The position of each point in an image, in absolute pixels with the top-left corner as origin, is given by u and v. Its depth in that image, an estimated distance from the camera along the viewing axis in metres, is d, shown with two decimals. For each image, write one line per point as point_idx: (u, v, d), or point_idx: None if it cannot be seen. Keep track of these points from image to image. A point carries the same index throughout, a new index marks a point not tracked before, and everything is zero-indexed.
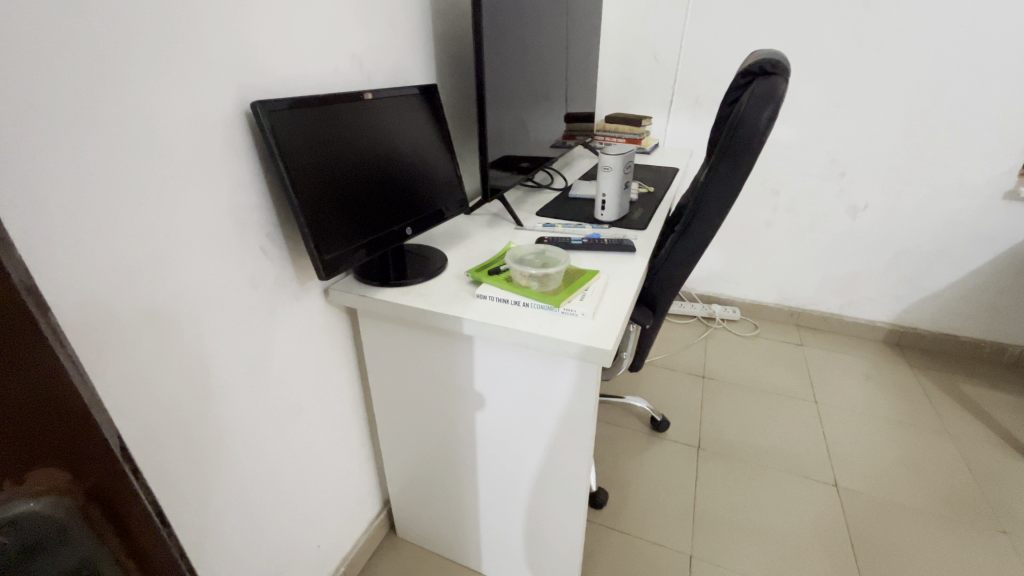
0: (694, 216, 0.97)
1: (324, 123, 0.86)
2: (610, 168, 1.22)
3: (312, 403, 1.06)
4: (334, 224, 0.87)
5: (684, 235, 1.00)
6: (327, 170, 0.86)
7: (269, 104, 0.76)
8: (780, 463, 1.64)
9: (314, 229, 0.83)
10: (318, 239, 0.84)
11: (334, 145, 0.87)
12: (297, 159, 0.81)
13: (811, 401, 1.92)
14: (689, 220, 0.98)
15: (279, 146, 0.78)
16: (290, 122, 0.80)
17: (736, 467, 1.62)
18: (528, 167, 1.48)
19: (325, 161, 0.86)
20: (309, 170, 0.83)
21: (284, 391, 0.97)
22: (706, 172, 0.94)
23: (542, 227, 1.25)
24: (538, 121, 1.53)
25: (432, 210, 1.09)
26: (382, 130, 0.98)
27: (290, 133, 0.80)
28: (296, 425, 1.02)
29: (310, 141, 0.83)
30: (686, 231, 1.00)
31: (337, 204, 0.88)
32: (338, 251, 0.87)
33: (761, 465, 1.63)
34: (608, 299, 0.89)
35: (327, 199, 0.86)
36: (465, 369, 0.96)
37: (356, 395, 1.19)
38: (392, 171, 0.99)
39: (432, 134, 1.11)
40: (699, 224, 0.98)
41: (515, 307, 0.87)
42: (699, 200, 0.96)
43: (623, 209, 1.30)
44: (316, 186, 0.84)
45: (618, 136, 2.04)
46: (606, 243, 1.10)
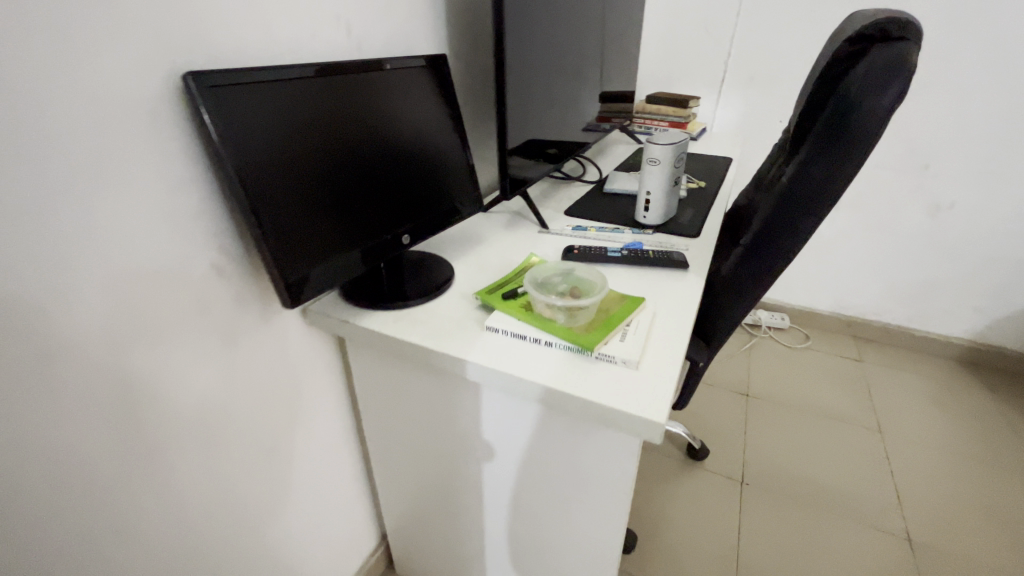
0: (775, 227, 0.77)
1: (295, 103, 0.66)
2: (657, 163, 1.00)
3: (293, 441, 0.88)
4: (307, 235, 0.68)
5: (762, 250, 0.79)
6: (297, 164, 0.66)
7: (209, 77, 0.56)
8: (839, 506, 1.42)
9: (278, 242, 0.64)
10: (283, 254, 0.65)
11: (308, 131, 0.67)
12: (253, 150, 0.62)
13: (874, 431, 1.66)
14: (770, 233, 0.77)
15: (229, 135, 0.58)
16: (246, 102, 0.60)
17: (787, 509, 1.40)
18: (556, 154, 1.25)
19: (296, 153, 0.66)
20: (272, 165, 0.63)
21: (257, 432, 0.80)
22: (795, 172, 0.73)
23: (571, 231, 1.05)
24: (569, 101, 1.29)
25: (437, 212, 0.88)
26: (375, 113, 0.77)
27: (245, 116, 0.60)
28: (272, 468, 0.85)
29: (274, 126, 0.64)
30: (765, 246, 0.79)
31: (311, 207, 0.68)
32: (312, 269, 0.68)
33: (816, 508, 1.41)
34: (658, 339, 0.69)
35: (297, 202, 0.66)
36: (470, 415, 0.77)
37: (346, 425, 1.02)
38: (386, 164, 0.79)
39: (440, 117, 0.90)
40: (782, 238, 0.77)
41: (535, 346, 0.68)
42: (783, 207, 0.75)
43: (670, 210, 1.07)
44: (281, 186, 0.64)
45: (661, 119, 1.78)
46: (651, 257, 0.89)
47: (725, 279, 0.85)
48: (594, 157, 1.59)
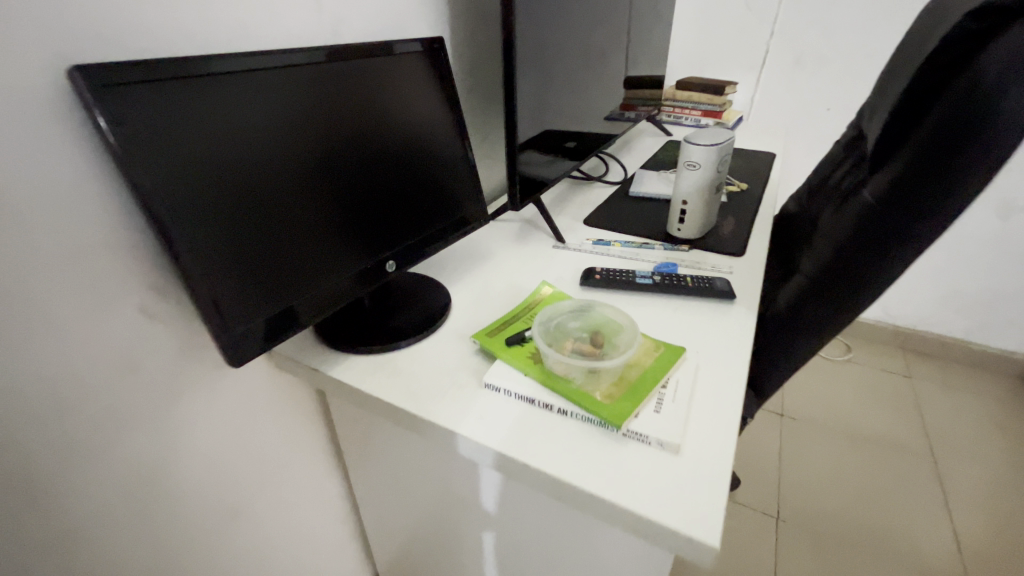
0: (853, 263, 0.62)
1: (239, 105, 0.51)
2: (697, 167, 0.83)
3: (266, 498, 0.75)
4: (256, 275, 0.54)
5: (833, 290, 0.65)
6: (244, 185, 0.52)
7: (103, 73, 0.42)
8: (891, 550, 1.26)
9: (217, 285, 0.51)
10: (225, 300, 0.52)
11: (258, 140, 0.53)
12: (177, 169, 0.47)
13: (928, 460, 1.49)
14: (846, 271, 0.63)
15: (140, 153, 0.44)
16: (166, 107, 0.46)
17: (832, 552, 1.25)
18: (574, 150, 1.09)
19: (241, 171, 0.52)
20: (206, 188, 0.49)
21: (218, 497, 0.67)
22: (882, 197, 0.59)
23: (592, 246, 0.89)
24: (590, 89, 1.12)
25: (431, 230, 0.73)
26: (351, 112, 0.61)
27: (165, 126, 0.46)
28: (244, 530, 0.73)
29: (209, 137, 0.49)
30: (837, 285, 0.64)
31: (260, 238, 0.54)
32: (261, 316, 0.54)
33: (865, 551, 1.25)
34: (702, 406, 0.54)
35: (243, 233, 0.53)
36: (470, 480, 0.64)
37: (334, 472, 0.88)
38: (365, 177, 0.64)
39: (440, 116, 0.73)
40: (861, 276, 0.62)
41: (546, 413, 0.54)
42: (865, 240, 0.61)
43: (709, 221, 0.91)
44: (220, 214, 0.50)
45: (694, 107, 1.59)
46: (690, 284, 0.74)
47: (782, 320, 0.71)
48: (618, 152, 1.41)
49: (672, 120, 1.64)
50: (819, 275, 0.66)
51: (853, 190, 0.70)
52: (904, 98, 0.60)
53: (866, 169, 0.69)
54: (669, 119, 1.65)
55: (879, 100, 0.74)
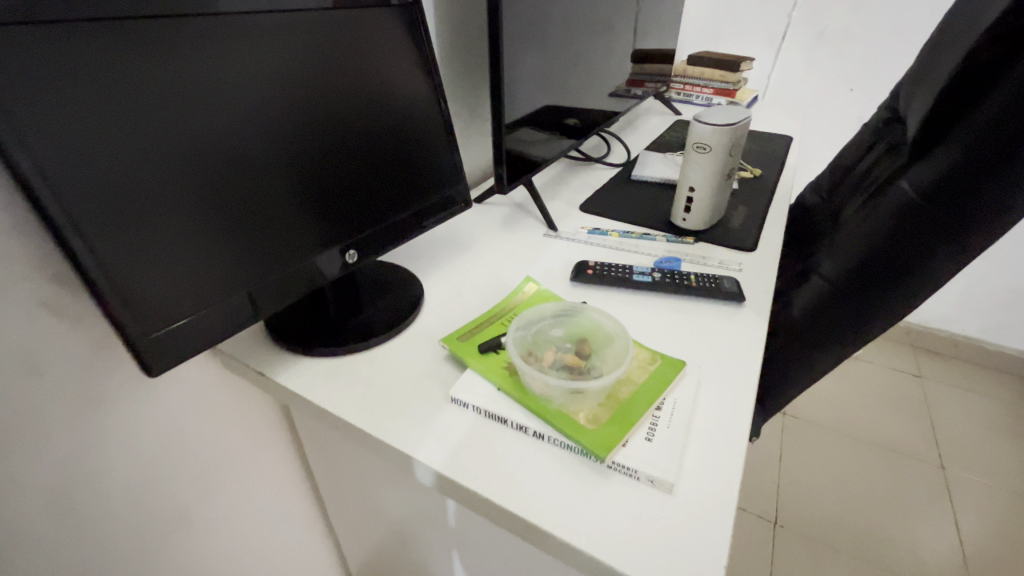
0: (883, 270, 0.54)
1: (150, 56, 0.40)
2: (708, 150, 0.73)
3: (224, 512, 0.68)
4: (179, 270, 0.45)
5: (859, 299, 0.57)
6: (160, 157, 0.42)
7: None
8: (894, 561, 1.20)
9: (128, 280, 0.42)
10: (139, 299, 0.43)
11: (177, 101, 0.42)
12: (66, 140, 0.37)
13: (936, 467, 1.42)
14: (875, 279, 0.55)
15: (10, 117, 0.35)
16: (44, 56, 0.36)
17: (832, 562, 1.19)
18: (574, 128, 0.99)
19: (154, 141, 0.42)
20: (107, 161, 0.40)
21: (164, 514, 0.60)
22: (929, 194, 0.50)
23: (587, 236, 0.80)
24: (593, 60, 1.01)
25: (407, 213, 0.63)
26: (306, 70, 0.50)
27: (46, 81, 0.36)
28: (202, 548, 0.66)
29: (109, 96, 0.39)
30: (865, 295, 0.56)
31: (185, 226, 0.45)
32: (185, 319, 0.45)
33: (867, 561, 1.19)
34: (702, 432, 0.46)
35: (161, 217, 0.43)
36: (439, 502, 0.57)
37: (300, 477, 0.81)
38: (325, 154, 0.54)
39: (419, 82, 0.61)
40: (890, 284, 0.54)
41: (518, 436, 0.46)
42: (901, 245, 0.53)
43: (718, 211, 0.82)
44: (127, 194, 0.41)
45: (706, 85, 1.47)
46: (694, 284, 0.65)
47: (796, 331, 0.63)
48: (622, 131, 1.31)
49: (682, 98, 1.53)
50: (843, 282, 0.58)
51: (887, 181, 0.61)
52: (968, 72, 0.50)
53: (905, 156, 0.59)
54: (679, 97, 1.53)
55: (924, 76, 0.64)
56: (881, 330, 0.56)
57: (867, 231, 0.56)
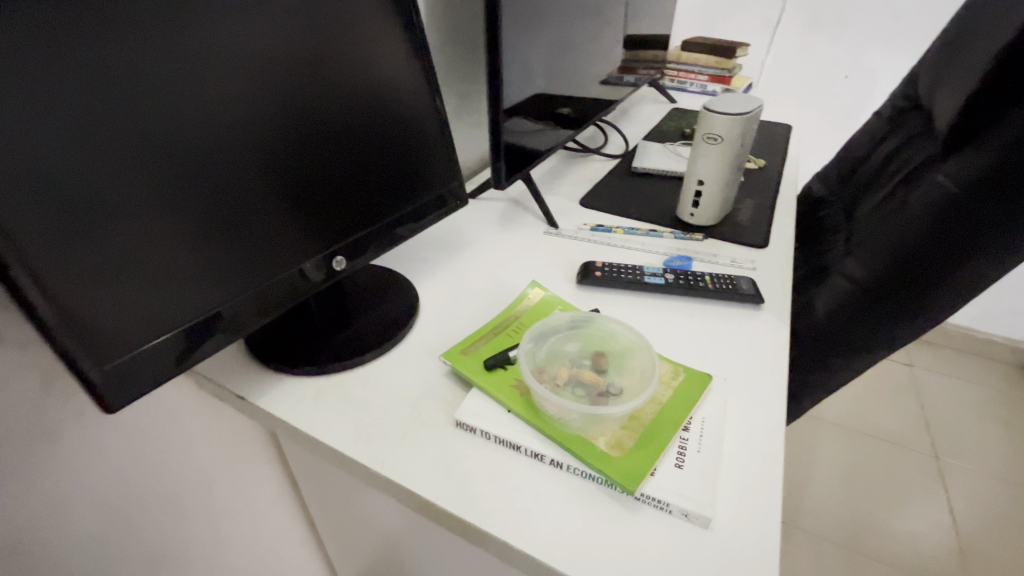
0: (916, 268, 0.52)
1: (92, 38, 0.34)
2: (719, 141, 0.69)
3: (201, 544, 0.62)
4: (142, 285, 0.39)
5: (885, 305, 0.55)
6: (112, 157, 0.36)
7: None
8: (888, 551, 1.18)
9: (76, 303, 0.36)
10: (91, 324, 0.37)
11: (127, 92, 0.36)
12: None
13: (929, 457, 1.40)
14: (906, 279, 0.52)
15: None
16: None
17: (826, 553, 1.17)
18: (569, 117, 0.93)
19: (104, 138, 0.35)
20: (44, 165, 0.33)
21: (133, 552, 0.53)
22: (971, 186, 0.48)
23: (590, 233, 0.75)
24: (588, 44, 0.96)
25: (400, 213, 0.57)
26: (283, 53, 0.44)
27: None
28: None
29: (40, 87, 0.32)
30: (892, 300, 0.54)
31: (145, 236, 0.39)
32: (150, 341, 0.40)
33: (861, 553, 1.17)
34: (733, 454, 0.42)
35: (113, 227, 0.37)
36: (443, 533, 0.52)
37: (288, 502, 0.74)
38: (310, 151, 0.48)
39: (410, 66, 0.55)
40: (918, 291, 0.52)
41: (533, 464, 0.41)
42: (936, 240, 0.50)
43: (727, 205, 0.78)
44: (74, 201, 0.35)
45: (700, 72, 1.43)
46: (709, 285, 0.61)
47: (817, 336, 0.61)
48: (616, 120, 1.26)
49: (676, 85, 1.48)
50: (870, 283, 0.55)
51: (909, 179, 0.59)
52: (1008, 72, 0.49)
53: (938, 150, 0.57)
54: (673, 84, 1.48)
55: (955, 65, 0.61)
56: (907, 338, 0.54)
57: (897, 227, 0.53)
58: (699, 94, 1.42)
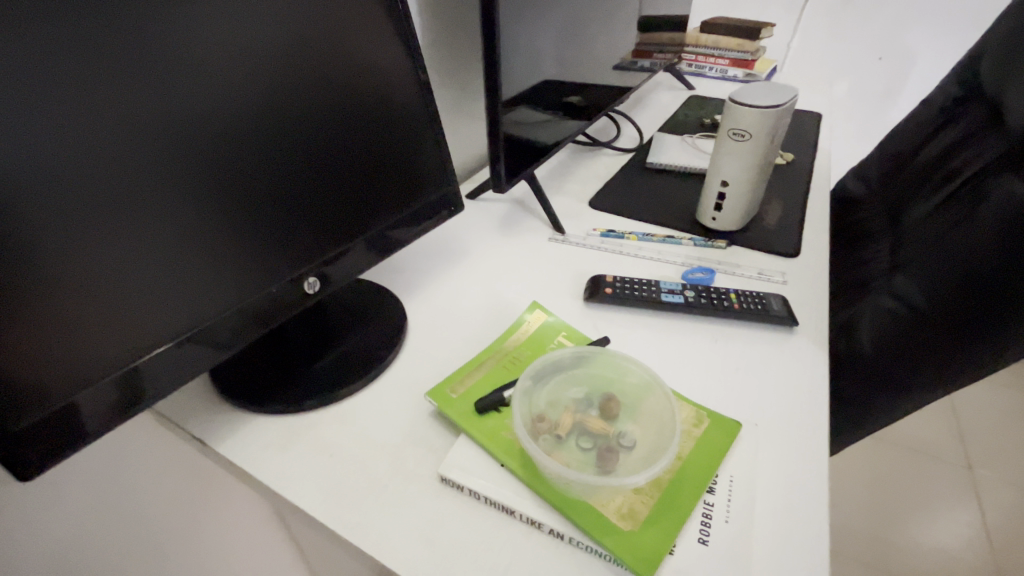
0: (986, 293, 0.48)
1: None
2: (747, 138, 0.60)
3: None
4: (60, 330, 0.32)
5: (949, 339, 0.51)
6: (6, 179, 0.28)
7: None
8: (913, 566, 1.06)
9: None
10: None
11: (21, 94, 0.28)
12: None
13: (960, 466, 1.25)
14: (976, 304, 0.49)
15: None
16: None
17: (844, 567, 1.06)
18: (580, 107, 0.85)
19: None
20: None
21: None
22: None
23: (599, 239, 0.68)
24: (599, 29, 0.87)
25: (384, 224, 0.49)
26: (231, 40, 0.35)
27: None
28: None
29: None
30: (957, 335, 0.50)
31: (61, 274, 0.31)
32: (72, 395, 0.33)
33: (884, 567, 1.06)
34: (770, 523, 0.35)
35: (15, 262, 0.29)
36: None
37: (269, 534, 0.68)
38: (279, 162, 0.40)
39: (394, 51, 0.46)
40: (983, 328, 0.48)
41: (531, 534, 0.35)
42: (1011, 263, 0.46)
43: (754, 208, 0.69)
44: None
45: (720, 55, 1.32)
46: (735, 305, 0.53)
47: (869, 369, 0.57)
48: (629, 110, 1.17)
49: (693, 70, 1.37)
50: (930, 309, 0.51)
51: (972, 194, 0.53)
52: None
53: (1012, 156, 0.51)
54: (690, 69, 1.38)
55: None
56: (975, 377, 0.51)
57: (963, 248, 0.49)
58: (719, 79, 1.32)
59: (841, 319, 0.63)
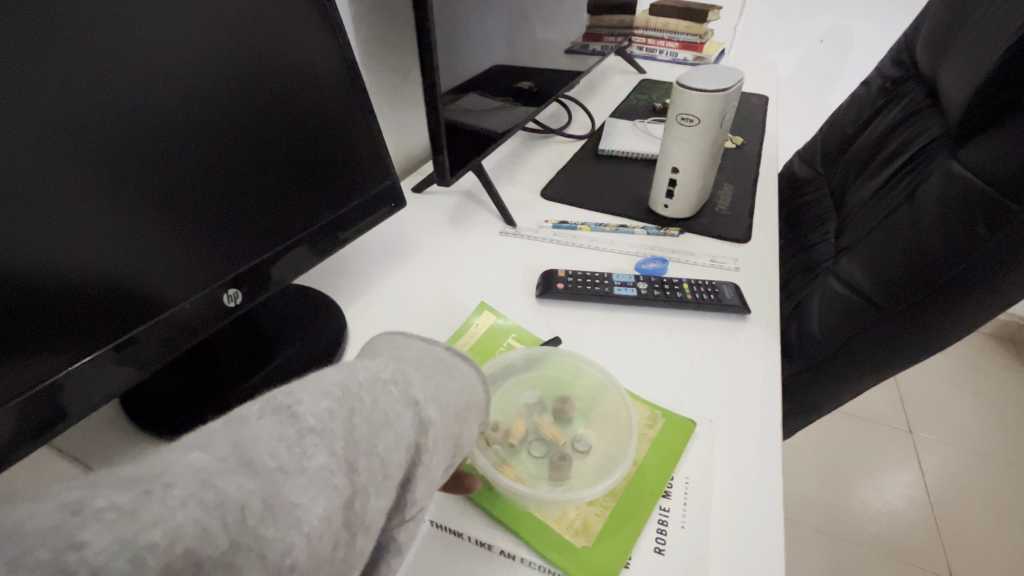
0: (930, 276, 0.48)
1: None
2: (695, 123, 0.59)
3: None
4: None
5: (897, 322, 0.52)
6: None
7: None
8: (865, 530, 1.11)
9: None
10: None
11: None
12: None
13: (903, 431, 1.32)
14: (921, 287, 0.49)
15: None
16: None
17: (803, 537, 1.10)
18: (530, 93, 0.82)
19: None
20: None
21: None
22: (1000, 183, 0.43)
23: (551, 231, 0.66)
24: (546, 10, 0.84)
25: (322, 221, 0.45)
26: (127, 21, 0.29)
27: None
28: None
29: None
30: (903, 318, 0.51)
31: None
32: None
33: (839, 535, 1.10)
34: (725, 525, 0.34)
35: None
36: None
37: None
38: (192, 160, 0.34)
39: (321, 32, 0.40)
40: (929, 309, 0.50)
41: (482, 556, 0.33)
42: (955, 245, 0.46)
43: (706, 195, 0.69)
44: None
45: (670, 38, 1.31)
46: (689, 295, 0.52)
47: (817, 353, 0.58)
48: (581, 96, 1.14)
49: (644, 54, 1.36)
50: (876, 292, 0.52)
51: (912, 178, 0.54)
52: (996, 76, 0.45)
53: (952, 131, 0.51)
54: (641, 53, 1.36)
55: (963, 30, 0.53)
56: (918, 355, 0.53)
57: (907, 230, 0.49)
58: (670, 62, 1.32)
59: (793, 302, 0.64)
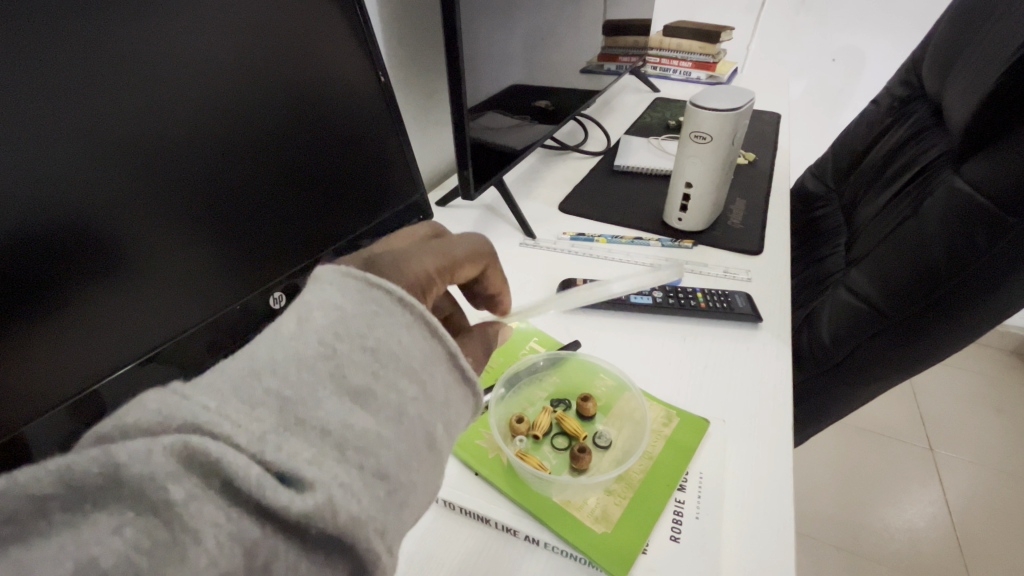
0: (936, 287, 0.50)
1: None
2: (708, 140, 0.62)
3: None
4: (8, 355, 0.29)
5: (903, 330, 0.54)
6: None
7: None
8: (881, 547, 1.09)
9: None
10: None
11: None
12: None
13: (924, 449, 1.30)
14: (925, 298, 0.51)
15: None
16: None
17: (818, 553, 1.09)
18: (547, 112, 0.86)
19: None
20: None
21: None
22: (1000, 199, 0.44)
23: (570, 242, 0.69)
24: (565, 34, 0.88)
25: (352, 232, 0.48)
26: (198, 55, 0.34)
27: None
28: None
29: None
30: (908, 327, 0.53)
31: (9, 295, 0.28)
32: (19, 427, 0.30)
33: (854, 551, 1.09)
34: (739, 518, 0.36)
35: None
36: None
37: None
38: (248, 174, 0.38)
39: (359, 61, 0.44)
40: (935, 318, 0.51)
41: (504, 544, 0.35)
42: (959, 257, 0.48)
43: (718, 208, 0.71)
44: None
45: (683, 58, 1.35)
46: (701, 304, 0.55)
47: (826, 361, 0.60)
48: (597, 114, 1.18)
49: (659, 73, 1.40)
50: (885, 304, 0.54)
51: (916, 192, 0.56)
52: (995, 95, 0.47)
53: (954, 149, 0.53)
54: (655, 72, 1.40)
55: (966, 51, 0.56)
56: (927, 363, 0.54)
57: (913, 242, 0.51)
58: (683, 81, 1.35)
59: (803, 312, 0.66)
